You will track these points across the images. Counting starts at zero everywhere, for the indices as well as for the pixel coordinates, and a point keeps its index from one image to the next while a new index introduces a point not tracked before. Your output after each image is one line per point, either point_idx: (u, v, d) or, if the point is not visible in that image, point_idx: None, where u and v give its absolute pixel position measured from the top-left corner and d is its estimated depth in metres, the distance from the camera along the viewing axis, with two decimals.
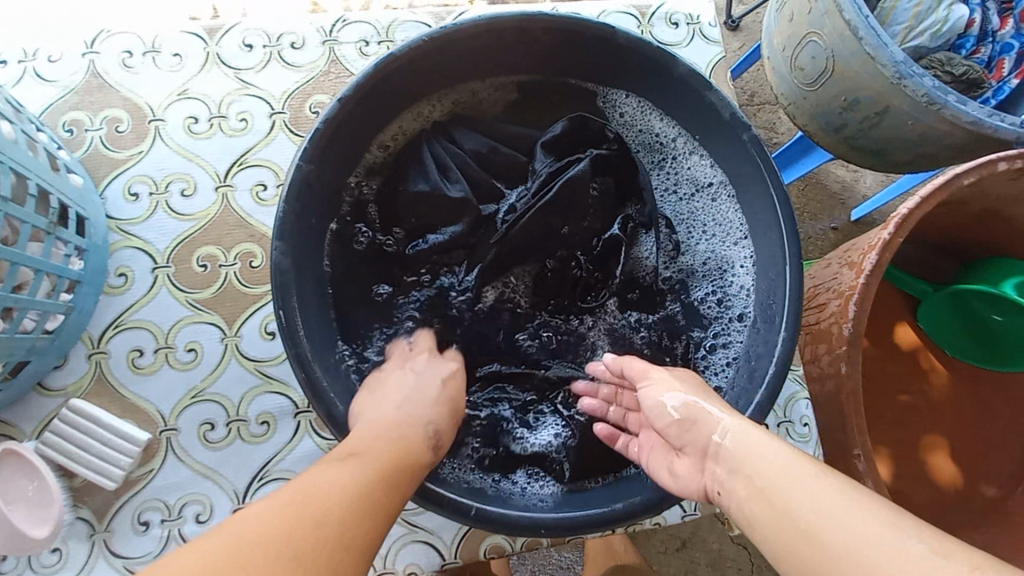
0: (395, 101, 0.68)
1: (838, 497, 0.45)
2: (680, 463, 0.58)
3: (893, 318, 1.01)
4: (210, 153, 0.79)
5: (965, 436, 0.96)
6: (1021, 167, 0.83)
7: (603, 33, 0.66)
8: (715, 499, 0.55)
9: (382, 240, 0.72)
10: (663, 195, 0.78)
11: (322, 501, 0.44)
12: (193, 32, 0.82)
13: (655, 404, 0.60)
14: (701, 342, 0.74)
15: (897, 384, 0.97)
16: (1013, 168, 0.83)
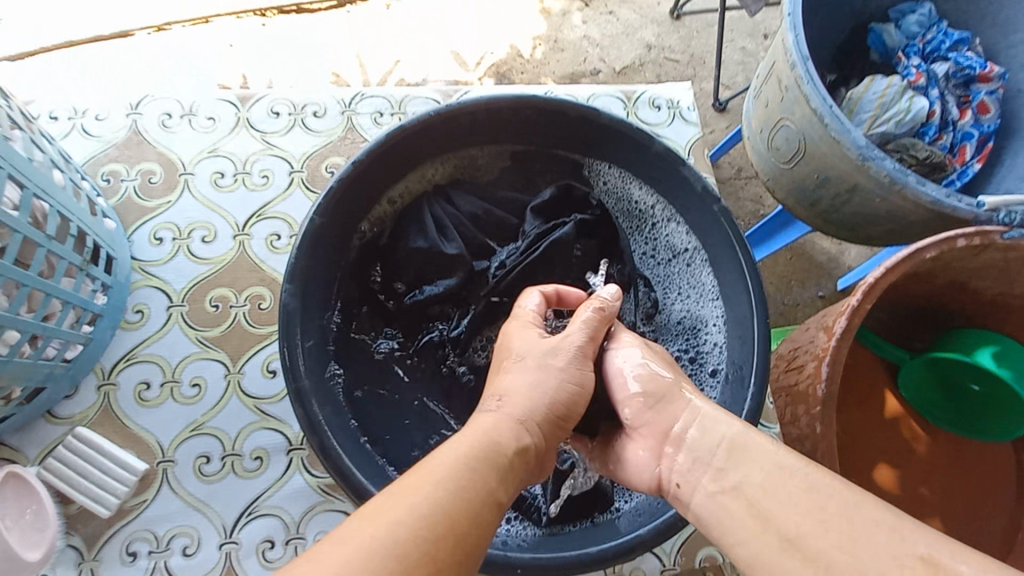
0: (404, 165, 0.77)
1: (807, 530, 0.47)
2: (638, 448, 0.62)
3: (872, 383, 1.05)
4: (231, 204, 0.87)
5: (957, 494, 0.99)
6: (978, 244, 0.90)
7: (588, 114, 0.77)
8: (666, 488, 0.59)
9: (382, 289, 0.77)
10: (642, 258, 0.86)
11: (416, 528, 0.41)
12: (228, 99, 0.93)
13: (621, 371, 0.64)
14: None
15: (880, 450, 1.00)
16: (970, 245, 0.90)
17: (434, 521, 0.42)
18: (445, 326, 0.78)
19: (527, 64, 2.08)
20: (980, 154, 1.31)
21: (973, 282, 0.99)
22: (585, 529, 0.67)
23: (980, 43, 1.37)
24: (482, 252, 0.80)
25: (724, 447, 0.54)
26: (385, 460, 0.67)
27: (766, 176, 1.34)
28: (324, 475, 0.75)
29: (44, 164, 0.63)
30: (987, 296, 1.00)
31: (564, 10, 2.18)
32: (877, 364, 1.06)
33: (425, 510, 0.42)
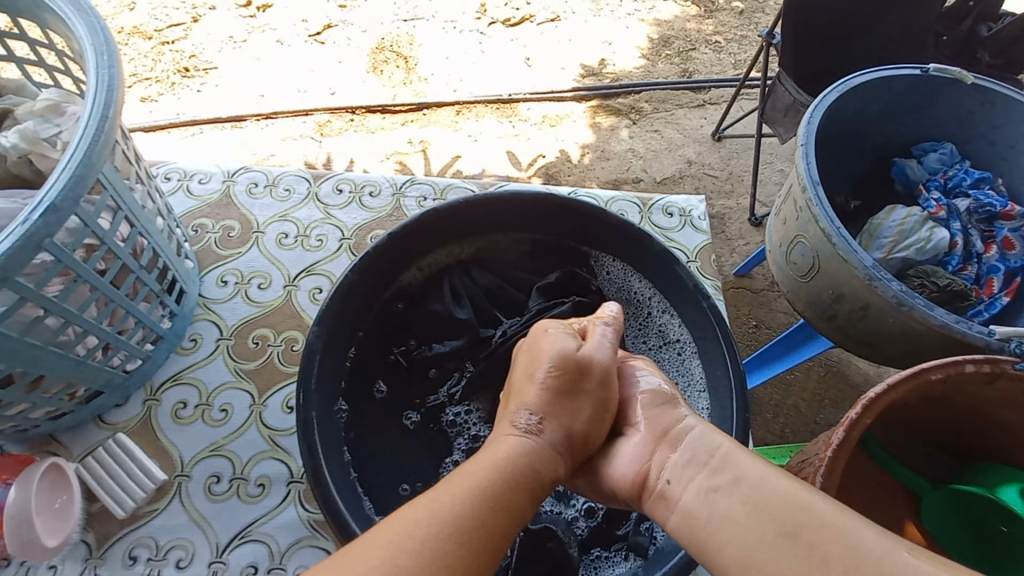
0: (435, 240, 0.89)
1: None
2: (632, 446, 0.67)
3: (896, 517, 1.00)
4: (288, 259, 1.02)
5: None
6: (990, 372, 0.90)
7: (598, 212, 0.88)
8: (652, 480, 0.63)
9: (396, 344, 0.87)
10: (635, 344, 0.91)
11: (459, 510, 0.50)
12: (303, 176, 1.12)
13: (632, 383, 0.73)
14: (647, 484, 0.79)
15: None
16: (981, 371, 0.90)
17: (468, 510, 0.51)
18: (445, 386, 0.86)
19: (574, 168, 2.34)
20: (1009, 288, 1.32)
21: (1004, 414, 0.95)
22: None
23: (1002, 183, 1.42)
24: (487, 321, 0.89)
25: (666, 489, 0.60)
26: (366, 494, 0.72)
27: (786, 286, 1.38)
28: (315, 511, 0.81)
29: (153, 212, 0.80)
30: (1014, 429, 0.96)
31: (613, 125, 2.49)
32: (897, 486, 1.02)
33: (466, 497, 0.52)
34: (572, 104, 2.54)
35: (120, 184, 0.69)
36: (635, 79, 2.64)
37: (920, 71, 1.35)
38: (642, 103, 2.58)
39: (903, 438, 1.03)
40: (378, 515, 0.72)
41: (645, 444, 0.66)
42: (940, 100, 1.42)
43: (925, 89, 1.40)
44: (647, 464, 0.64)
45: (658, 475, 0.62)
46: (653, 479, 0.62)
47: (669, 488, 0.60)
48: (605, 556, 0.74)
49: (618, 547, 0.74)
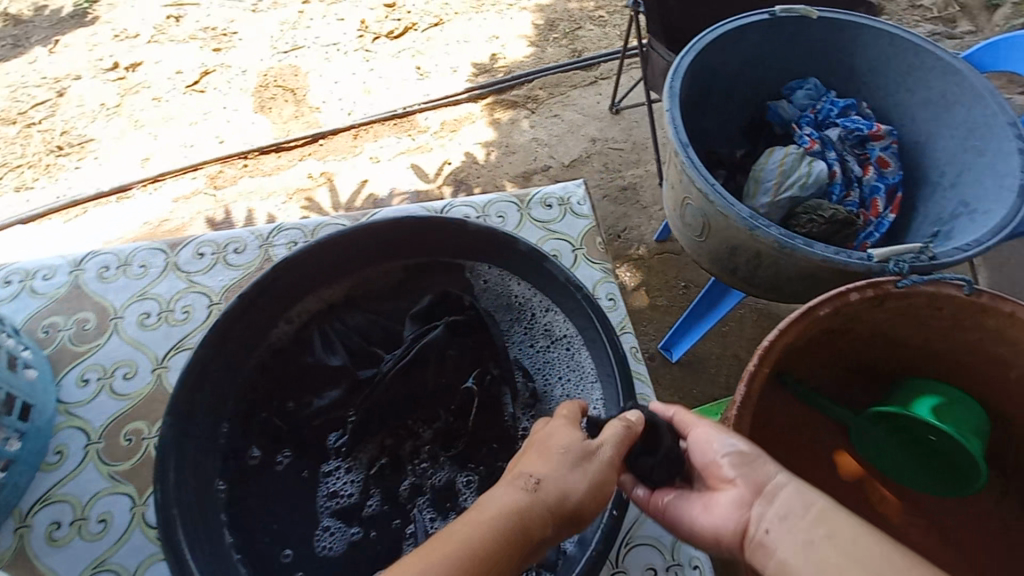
0: (296, 291, 0.85)
1: None
2: (720, 499, 0.59)
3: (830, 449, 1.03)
4: (153, 341, 0.94)
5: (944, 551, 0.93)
6: (873, 296, 0.88)
7: (458, 225, 0.87)
8: (751, 534, 0.56)
9: (268, 410, 0.79)
10: (522, 348, 0.86)
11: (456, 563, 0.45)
12: (158, 247, 1.03)
13: (705, 443, 0.62)
14: None
15: None
16: (866, 297, 0.88)
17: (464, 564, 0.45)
18: (330, 444, 0.78)
19: (482, 168, 2.31)
20: (892, 204, 1.37)
21: (904, 332, 0.95)
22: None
23: (867, 107, 1.47)
24: (368, 362, 0.82)
25: (766, 540, 0.54)
26: None
27: (690, 248, 1.39)
28: None
29: None
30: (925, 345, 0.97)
31: (512, 118, 2.47)
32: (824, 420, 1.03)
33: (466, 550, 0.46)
34: (468, 105, 2.50)
35: None
36: (527, 69, 2.62)
37: (768, 16, 1.38)
38: (537, 91, 2.56)
39: (823, 373, 1.05)
40: None
41: (738, 499, 0.57)
42: (797, 39, 1.45)
43: (778, 32, 1.42)
44: (745, 517, 0.56)
45: (756, 524, 0.56)
46: (754, 531, 0.55)
47: (768, 539, 0.54)
48: None
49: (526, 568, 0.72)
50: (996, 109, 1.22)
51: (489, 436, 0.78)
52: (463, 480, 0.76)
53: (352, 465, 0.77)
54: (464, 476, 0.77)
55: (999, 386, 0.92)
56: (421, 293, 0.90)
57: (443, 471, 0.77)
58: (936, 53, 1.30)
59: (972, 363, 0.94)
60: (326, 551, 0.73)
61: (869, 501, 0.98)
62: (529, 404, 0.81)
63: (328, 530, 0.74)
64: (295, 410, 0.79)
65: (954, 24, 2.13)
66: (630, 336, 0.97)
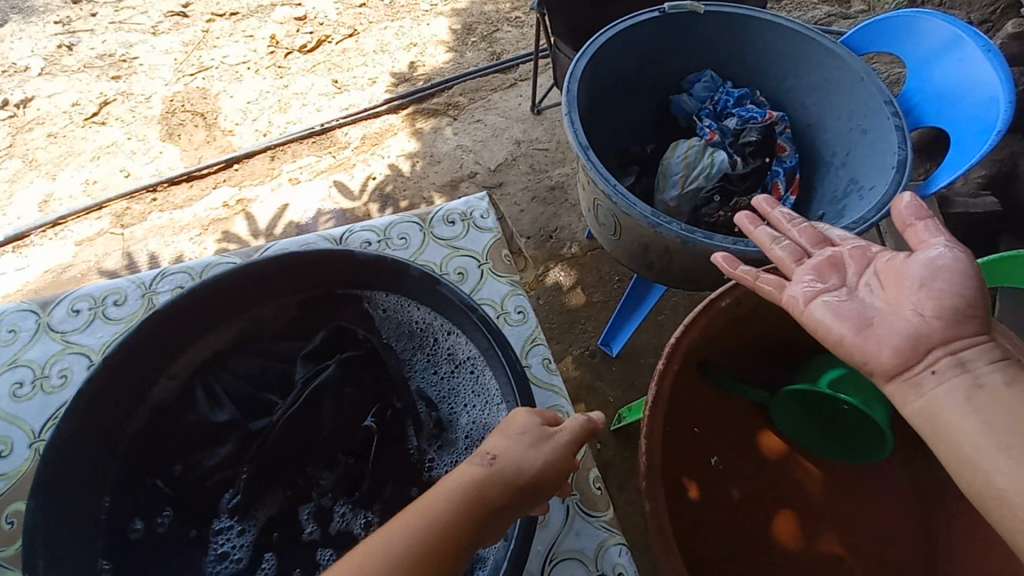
0: (175, 344, 0.79)
1: None
2: (895, 327, 0.65)
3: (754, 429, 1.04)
4: (29, 412, 0.87)
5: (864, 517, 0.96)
6: None
7: (345, 256, 0.83)
8: (911, 373, 0.63)
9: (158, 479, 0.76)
10: (425, 376, 0.88)
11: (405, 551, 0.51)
12: (29, 308, 0.96)
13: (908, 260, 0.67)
14: None
15: (779, 500, 0.99)
16: None
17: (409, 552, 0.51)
18: (222, 504, 0.76)
19: (408, 180, 2.26)
20: (792, 186, 1.43)
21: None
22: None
23: (760, 95, 1.52)
24: (257, 412, 0.81)
25: (926, 378, 0.62)
26: None
27: (608, 247, 1.40)
28: None
29: None
30: None
31: (435, 127, 2.40)
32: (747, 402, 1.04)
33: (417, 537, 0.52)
34: (388, 117, 2.41)
35: None
36: (447, 74, 2.54)
37: (658, 13, 1.40)
38: (457, 97, 2.48)
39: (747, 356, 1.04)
40: None
41: (904, 340, 0.63)
42: (690, 34, 1.49)
43: (670, 28, 1.45)
44: (916, 354, 0.63)
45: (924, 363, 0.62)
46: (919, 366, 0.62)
47: (930, 377, 0.62)
48: None
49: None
50: (872, 90, 1.28)
51: (394, 470, 0.78)
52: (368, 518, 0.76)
53: (245, 524, 0.76)
54: (366, 513, 0.76)
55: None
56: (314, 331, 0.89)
57: (345, 509, 0.77)
58: (815, 40, 1.35)
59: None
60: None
61: (792, 477, 1.01)
62: (433, 434, 0.82)
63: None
64: (183, 473, 0.77)
65: (848, 4, 2.22)
66: (543, 347, 0.97)
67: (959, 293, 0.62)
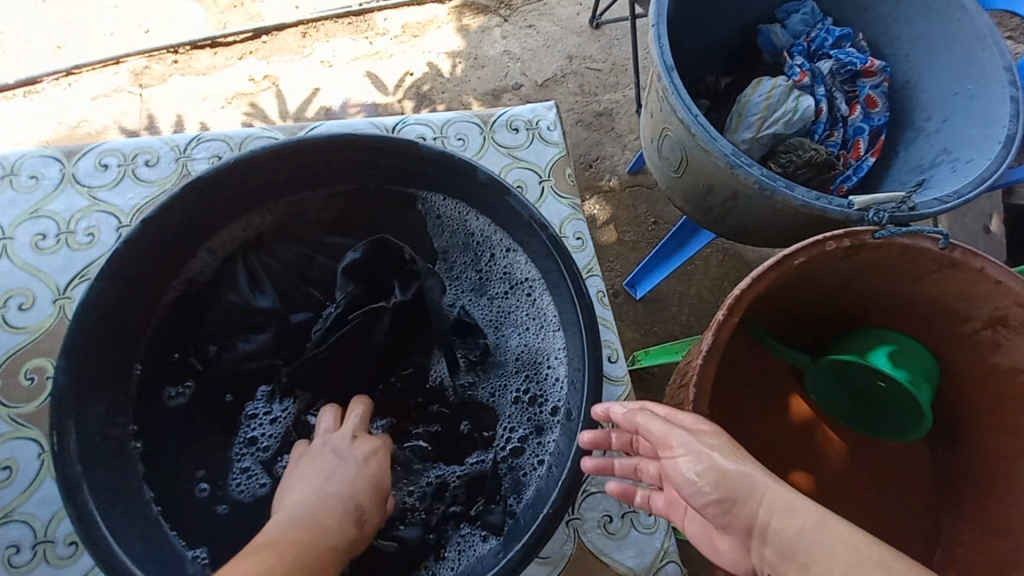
0: (214, 218, 0.73)
1: None
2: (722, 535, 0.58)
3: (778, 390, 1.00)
4: (52, 267, 0.81)
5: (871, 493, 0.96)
6: (854, 245, 0.78)
7: (406, 147, 0.74)
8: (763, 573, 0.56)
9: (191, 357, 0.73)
10: (476, 292, 0.83)
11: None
12: (52, 155, 0.87)
13: (684, 482, 0.58)
14: (508, 448, 0.74)
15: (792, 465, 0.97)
16: (845, 246, 0.78)
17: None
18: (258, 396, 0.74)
19: (447, 82, 2.08)
20: (874, 148, 1.31)
21: (863, 287, 0.88)
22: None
23: (860, 41, 1.36)
24: (297, 307, 0.77)
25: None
26: (178, 530, 0.66)
27: (666, 185, 1.30)
28: None
29: None
30: (898, 303, 0.88)
31: (483, 26, 2.16)
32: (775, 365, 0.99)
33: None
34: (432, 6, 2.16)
35: None
36: None
37: None
38: None
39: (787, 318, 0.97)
40: (200, 550, 0.66)
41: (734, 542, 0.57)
42: None
43: None
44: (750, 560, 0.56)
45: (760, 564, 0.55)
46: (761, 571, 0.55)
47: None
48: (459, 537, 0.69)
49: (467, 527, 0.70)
50: (992, 52, 1.13)
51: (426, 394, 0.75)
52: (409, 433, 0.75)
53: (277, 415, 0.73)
54: (402, 413, 0.75)
55: (950, 343, 0.87)
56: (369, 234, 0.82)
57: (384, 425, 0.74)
58: None
59: (932, 321, 0.87)
60: (240, 493, 0.70)
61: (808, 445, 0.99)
62: (477, 354, 0.79)
63: (247, 472, 0.71)
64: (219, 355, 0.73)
65: None
66: (597, 279, 0.91)
67: (727, 477, 0.55)
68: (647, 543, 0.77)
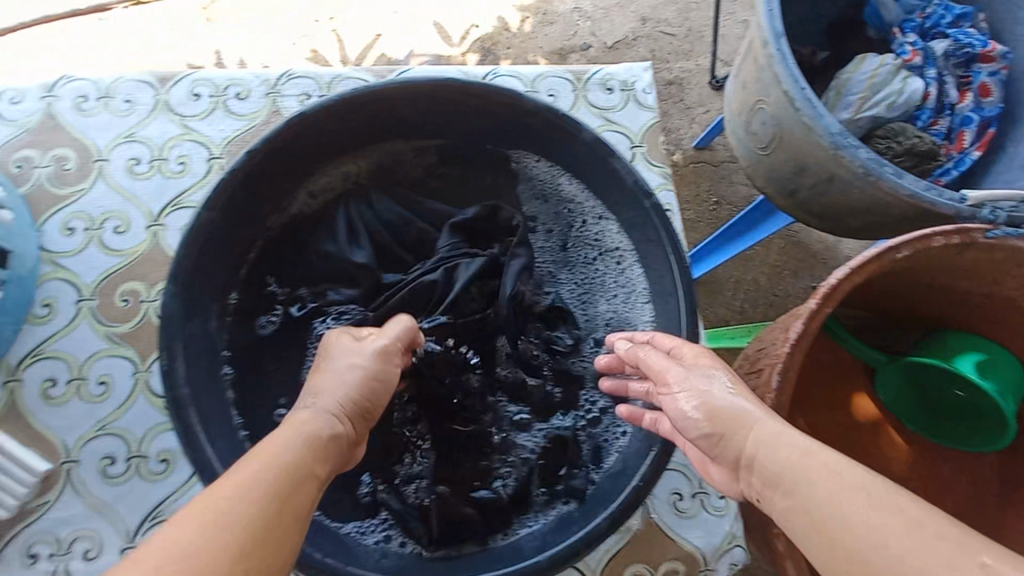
0: (313, 157, 0.72)
1: None
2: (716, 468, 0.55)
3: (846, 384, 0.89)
4: (146, 192, 0.82)
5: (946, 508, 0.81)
6: (962, 243, 0.66)
7: (509, 99, 0.70)
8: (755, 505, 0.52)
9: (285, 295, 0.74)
10: (562, 256, 0.80)
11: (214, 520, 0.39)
12: (145, 80, 0.87)
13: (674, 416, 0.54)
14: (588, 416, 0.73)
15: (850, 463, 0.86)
16: (952, 243, 0.66)
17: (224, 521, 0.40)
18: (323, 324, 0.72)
19: None
20: (983, 142, 0.96)
21: (967, 286, 0.74)
22: (473, 555, 0.64)
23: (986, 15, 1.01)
24: (391, 263, 0.75)
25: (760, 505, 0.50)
26: None
27: (748, 162, 1.15)
28: None
29: None
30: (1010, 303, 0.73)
31: None
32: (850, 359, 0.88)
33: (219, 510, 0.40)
34: None
35: None
36: None
37: None
38: None
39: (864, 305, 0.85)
40: None
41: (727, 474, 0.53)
42: None
43: None
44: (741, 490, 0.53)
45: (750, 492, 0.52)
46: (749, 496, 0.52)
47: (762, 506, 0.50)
48: (539, 503, 0.69)
49: (542, 495, 0.69)
50: None
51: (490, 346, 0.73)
52: (464, 380, 0.71)
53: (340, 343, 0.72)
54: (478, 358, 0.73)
55: None
56: (465, 200, 0.80)
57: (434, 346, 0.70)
58: None
59: None
60: None
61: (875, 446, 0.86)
62: (561, 321, 0.76)
63: None
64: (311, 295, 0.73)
65: None
66: None
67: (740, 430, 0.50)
68: (717, 522, 0.78)
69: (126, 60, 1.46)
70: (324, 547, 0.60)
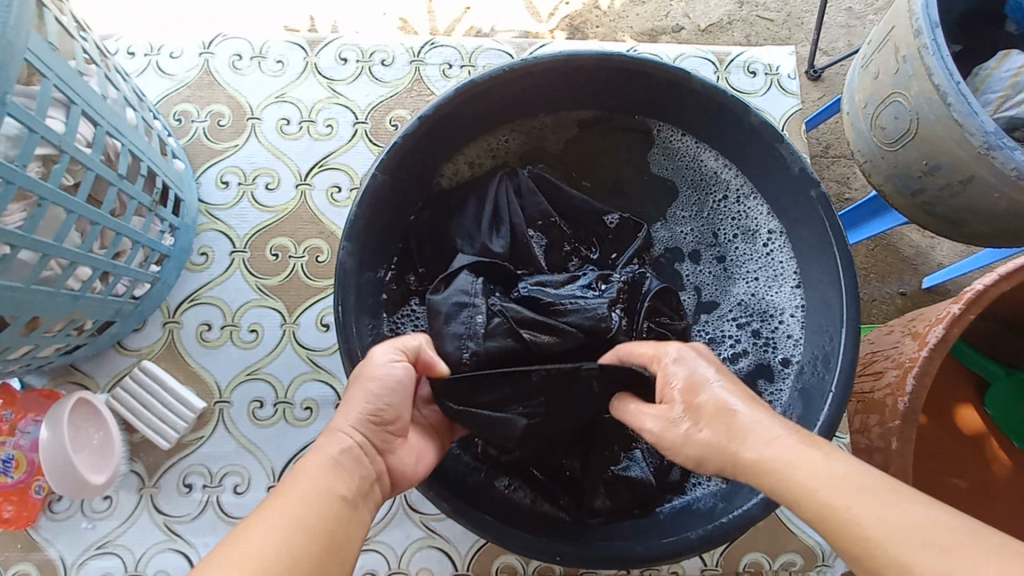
0: (474, 123, 0.73)
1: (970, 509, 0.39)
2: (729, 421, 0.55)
3: (954, 396, 0.90)
4: (296, 152, 0.85)
5: None
6: None
7: (678, 78, 0.69)
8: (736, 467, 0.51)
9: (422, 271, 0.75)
10: (700, 235, 0.79)
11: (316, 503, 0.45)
12: (297, 43, 0.89)
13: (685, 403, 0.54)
14: None
15: (955, 471, 0.86)
16: None
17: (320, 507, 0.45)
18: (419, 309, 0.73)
19: None
20: None
21: None
22: (616, 527, 0.64)
23: None
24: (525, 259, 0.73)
25: None
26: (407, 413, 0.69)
27: (865, 156, 0.89)
28: None
29: (133, 120, 0.64)
30: None
31: None
32: (960, 372, 0.91)
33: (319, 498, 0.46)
34: None
35: (87, 90, 0.53)
36: None
37: None
38: None
39: (981, 318, 0.89)
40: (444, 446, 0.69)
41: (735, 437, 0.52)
42: None
43: None
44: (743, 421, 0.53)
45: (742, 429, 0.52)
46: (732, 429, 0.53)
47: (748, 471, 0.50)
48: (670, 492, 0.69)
49: (681, 468, 0.70)
50: None
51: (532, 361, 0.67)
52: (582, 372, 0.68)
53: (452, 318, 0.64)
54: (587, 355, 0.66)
55: None
56: (603, 170, 0.81)
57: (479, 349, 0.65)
58: None
59: None
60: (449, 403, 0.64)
61: (976, 457, 0.87)
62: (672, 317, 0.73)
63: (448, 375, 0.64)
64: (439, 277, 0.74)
65: None
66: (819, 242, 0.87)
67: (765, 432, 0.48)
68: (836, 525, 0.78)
69: (133, 16, 1.19)
70: (484, 506, 0.62)
